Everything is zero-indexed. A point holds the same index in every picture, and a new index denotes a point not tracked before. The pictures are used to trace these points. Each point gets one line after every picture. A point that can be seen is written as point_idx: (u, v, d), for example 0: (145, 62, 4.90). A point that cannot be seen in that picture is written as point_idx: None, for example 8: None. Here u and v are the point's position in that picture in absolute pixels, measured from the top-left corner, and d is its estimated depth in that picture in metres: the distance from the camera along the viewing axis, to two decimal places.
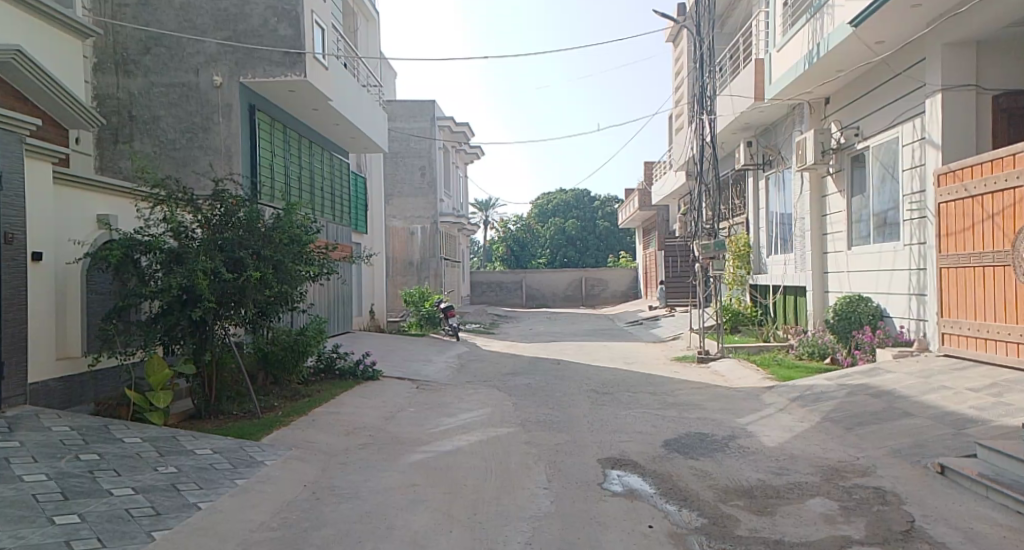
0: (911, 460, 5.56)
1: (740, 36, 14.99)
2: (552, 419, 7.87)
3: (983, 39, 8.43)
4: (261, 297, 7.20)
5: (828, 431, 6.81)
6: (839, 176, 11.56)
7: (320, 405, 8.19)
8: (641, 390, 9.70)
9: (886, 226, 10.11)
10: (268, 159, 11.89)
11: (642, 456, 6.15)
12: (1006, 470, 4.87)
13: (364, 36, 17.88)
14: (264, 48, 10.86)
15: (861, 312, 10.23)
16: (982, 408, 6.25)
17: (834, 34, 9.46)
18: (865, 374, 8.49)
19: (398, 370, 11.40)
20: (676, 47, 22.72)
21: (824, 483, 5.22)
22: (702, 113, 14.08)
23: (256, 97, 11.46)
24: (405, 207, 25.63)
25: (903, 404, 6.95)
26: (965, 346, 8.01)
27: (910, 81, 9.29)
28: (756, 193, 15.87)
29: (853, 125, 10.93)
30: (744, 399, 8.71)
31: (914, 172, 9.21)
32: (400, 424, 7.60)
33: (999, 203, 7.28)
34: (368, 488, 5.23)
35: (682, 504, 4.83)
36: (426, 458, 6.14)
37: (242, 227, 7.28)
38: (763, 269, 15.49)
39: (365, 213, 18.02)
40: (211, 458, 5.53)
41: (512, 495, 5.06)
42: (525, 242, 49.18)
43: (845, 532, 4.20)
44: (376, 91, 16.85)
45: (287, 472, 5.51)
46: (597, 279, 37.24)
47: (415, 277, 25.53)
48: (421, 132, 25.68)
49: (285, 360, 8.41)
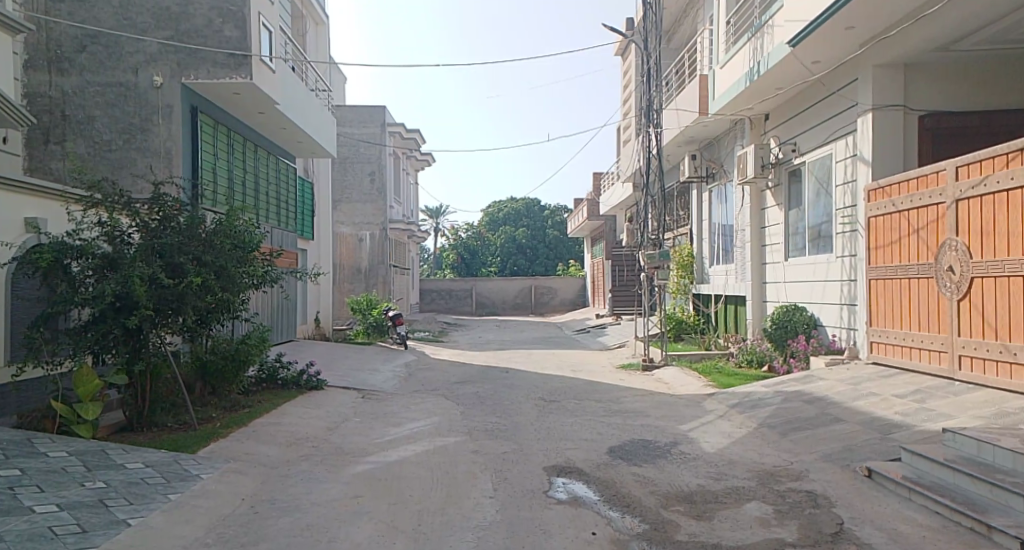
0: (841, 464, 5.77)
1: (685, 52, 15.43)
2: (500, 427, 7.88)
3: (910, 63, 8.86)
4: (202, 303, 6.98)
5: (765, 437, 7.03)
6: (777, 190, 12.01)
7: (261, 416, 8.00)
8: (586, 397, 9.81)
9: (820, 238, 10.52)
10: (210, 163, 11.59)
11: (588, 463, 6.23)
12: (928, 472, 5.09)
13: (312, 41, 17.69)
14: (207, 49, 10.60)
15: (797, 321, 10.63)
16: (906, 413, 6.54)
17: (773, 52, 9.82)
18: (799, 381, 8.79)
19: (343, 379, 11.24)
20: (623, 62, 23.20)
21: (759, 487, 5.38)
22: (648, 126, 14.32)
23: (199, 98, 11.18)
24: (353, 213, 25.32)
25: (835, 410, 7.21)
26: (891, 354, 8.38)
27: (844, 101, 9.71)
28: (699, 206, 16.30)
29: (790, 142, 11.39)
30: (686, 406, 8.91)
31: (846, 188, 9.63)
32: (344, 435, 7.48)
33: (923, 219, 7.65)
34: (309, 500, 5.14)
35: (625, 511, 4.91)
36: (370, 469, 6.08)
37: (182, 233, 7.11)
38: (705, 279, 15.94)
39: (312, 219, 17.75)
40: (142, 473, 5.34)
41: (457, 505, 5.05)
42: (476, 250, 49.26)
43: (778, 535, 4.34)
44: (325, 95, 16.68)
45: (224, 485, 5.37)
46: (546, 287, 37.53)
47: (363, 284, 25.29)
48: (371, 138, 25.43)
49: (225, 369, 8.13)
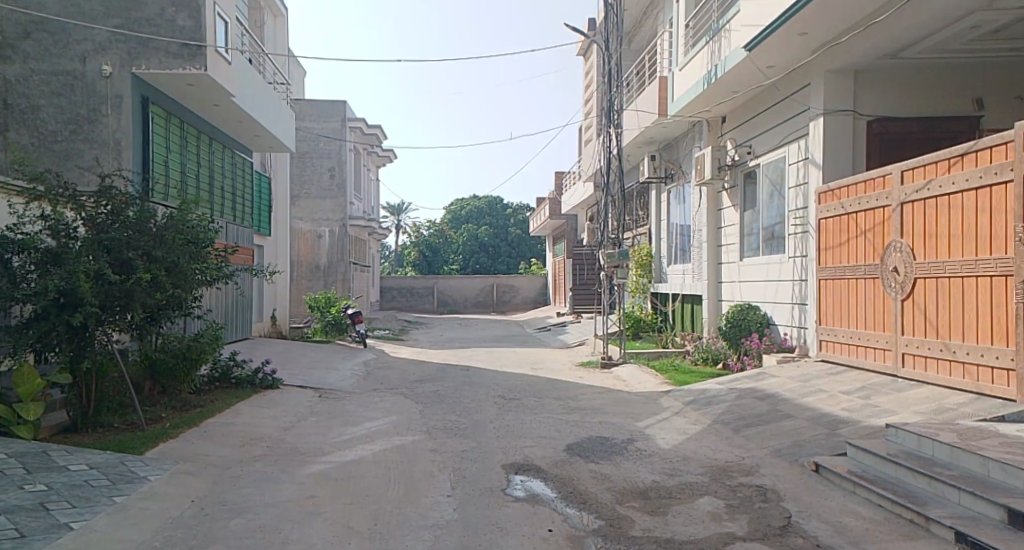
0: (790, 459, 5.93)
1: (645, 53, 15.61)
2: (459, 425, 7.87)
3: (860, 69, 9.13)
4: (152, 300, 6.80)
5: (718, 433, 7.17)
6: (733, 191, 12.25)
7: (213, 416, 7.83)
8: (546, 395, 9.85)
9: (773, 239, 10.76)
10: (162, 156, 11.29)
11: (546, 460, 6.26)
12: (872, 467, 5.27)
13: (270, 33, 17.37)
14: (159, 39, 10.31)
15: (751, 320, 10.77)
16: (852, 409, 6.75)
17: (729, 56, 10.01)
18: (752, 379, 8.99)
19: (300, 378, 11.07)
20: (585, 62, 23.36)
21: (712, 483, 5.49)
22: (609, 127, 14.45)
23: (150, 89, 10.88)
24: (312, 209, 24.96)
25: (786, 406, 7.40)
26: (839, 352, 8.63)
27: (796, 105, 9.95)
28: (658, 206, 16.52)
29: (746, 144, 11.64)
30: (643, 403, 9.03)
31: (798, 190, 9.88)
32: (299, 434, 7.37)
33: (870, 221, 7.90)
34: (262, 501, 5.05)
35: (581, 507, 4.95)
36: (326, 468, 6.01)
37: (131, 227, 6.91)
38: (664, 278, 16.16)
39: (269, 214, 17.42)
40: (87, 475, 5.18)
41: (414, 504, 5.03)
42: (438, 248, 49.03)
43: (729, 529, 4.43)
44: (283, 88, 16.37)
45: (174, 486, 5.25)
46: (508, 285, 37.56)
47: (321, 281, 24.95)
48: (331, 133, 25.09)
49: (175, 368, 7.91)
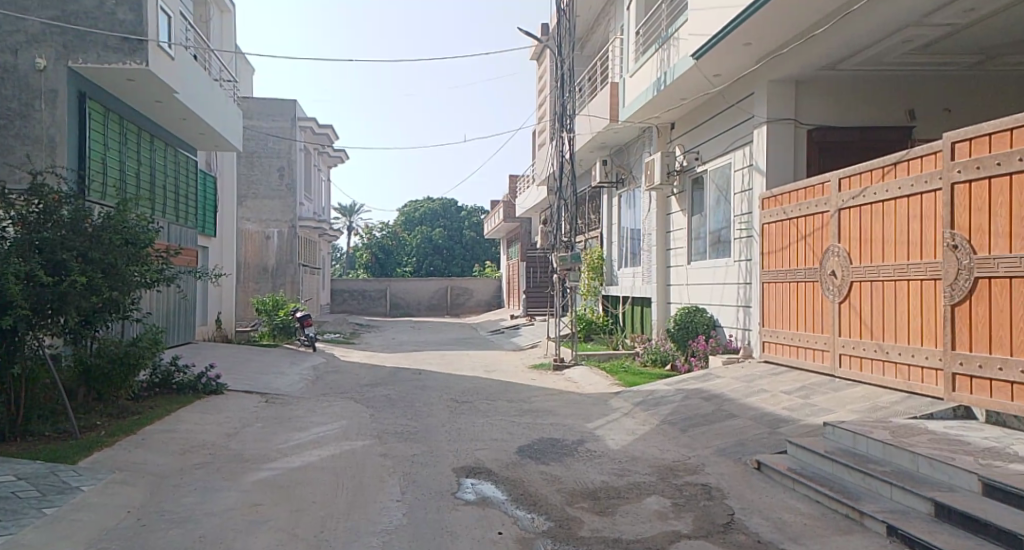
0: (733, 458, 6.07)
1: (597, 59, 15.80)
2: (410, 429, 7.81)
3: (801, 80, 9.44)
4: (87, 303, 6.54)
5: (666, 433, 7.30)
6: (681, 196, 12.50)
7: (153, 423, 7.57)
8: (498, 398, 9.86)
9: (719, 243, 11.02)
10: (99, 153, 10.89)
11: (497, 463, 6.26)
12: (810, 464, 5.44)
13: (217, 29, 16.93)
14: (97, 32, 9.93)
15: (698, 322, 11.01)
16: (793, 408, 6.96)
17: (678, 64, 10.21)
18: (698, 380, 9.18)
19: (246, 383, 10.81)
20: (539, 67, 23.51)
21: (659, 482, 5.58)
22: (562, 132, 14.56)
23: (87, 84, 10.48)
24: (260, 209, 24.44)
25: (730, 406, 7.58)
26: (781, 353, 8.89)
27: (741, 113, 10.22)
28: (610, 210, 16.74)
29: (694, 150, 11.90)
30: (593, 404, 9.13)
31: (743, 196, 10.14)
32: (244, 440, 7.20)
33: (810, 226, 8.16)
34: (204, 510, 4.92)
35: (531, 509, 4.97)
36: (272, 475, 5.88)
37: (65, 227, 6.64)
38: (614, 281, 16.36)
39: (214, 215, 16.96)
40: (14, 486, 4.95)
41: (363, 509, 4.97)
42: (390, 250, 48.58)
43: (675, 527, 4.52)
44: (230, 86, 15.97)
45: (109, 496, 5.06)
46: (462, 288, 37.44)
47: (269, 284, 24.43)
48: (280, 132, 24.61)
49: (112, 375, 7.57)
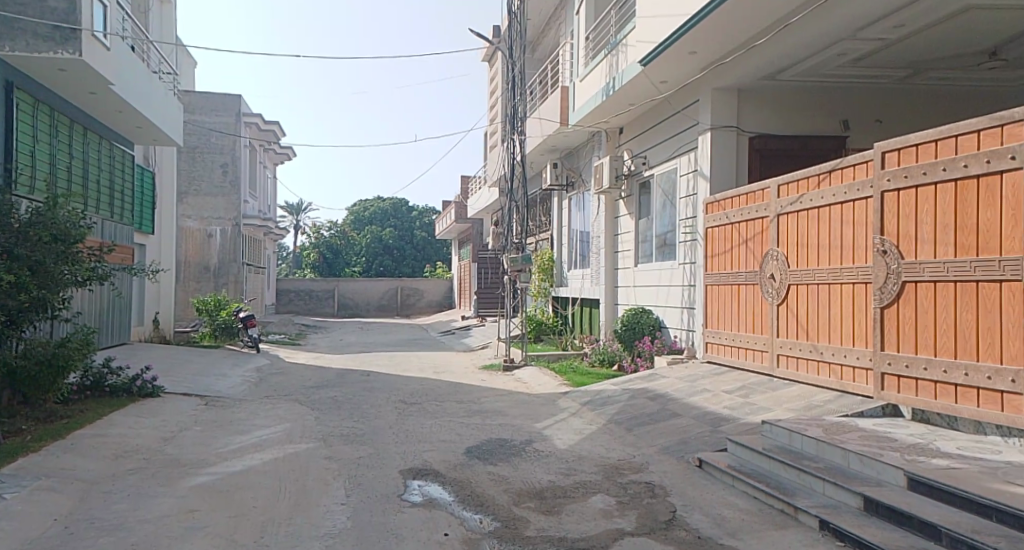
0: (677, 456, 6.20)
1: (547, 63, 15.90)
2: (356, 431, 7.70)
3: (743, 88, 9.71)
4: (11, 302, 6.22)
5: (612, 432, 7.40)
6: (629, 200, 12.69)
7: (83, 428, 7.24)
8: (447, 399, 9.82)
9: (665, 246, 11.23)
10: (28, 146, 10.39)
11: (444, 464, 6.23)
12: (749, 461, 5.59)
13: (156, 19, 16.34)
14: (26, 19, 9.44)
15: (644, 324, 11.22)
16: (734, 407, 7.14)
17: (626, 70, 10.37)
18: (644, 380, 9.33)
19: (185, 385, 10.48)
20: (491, 68, 23.52)
21: (605, 481, 5.65)
22: (512, 134, 14.61)
23: (14, 72, 9.98)
24: (203, 206, 23.75)
25: (675, 405, 7.74)
26: (723, 353, 9.12)
27: (687, 119, 10.45)
28: (559, 212, 16.87)
29: (641, 155, 12.11)
30: (541, 405, 9.18)
31: (688, 200, 10.37)
32: (183, 444, 6.97)
33: (751, 231, 8.40)
34: (137, 517, 4.74)
35: (477, 510, 4.96)
36: (211, 480, 5.72)
37: None
38: (564, 282, 16.48)
39: (152, 211, 16.37)
40: None
41: (306, 514, 4.88)
42: (339, 249, 47.85)
43: (619, 525, 4.58)
44: (171, 78, 15.42)
45: (35, 504, 4.83)
46: (412, 289, 37.14)
47: (211, 283, 23.75)
48: (224, 127, 23.96)
49: (39, 379, 7.15)
